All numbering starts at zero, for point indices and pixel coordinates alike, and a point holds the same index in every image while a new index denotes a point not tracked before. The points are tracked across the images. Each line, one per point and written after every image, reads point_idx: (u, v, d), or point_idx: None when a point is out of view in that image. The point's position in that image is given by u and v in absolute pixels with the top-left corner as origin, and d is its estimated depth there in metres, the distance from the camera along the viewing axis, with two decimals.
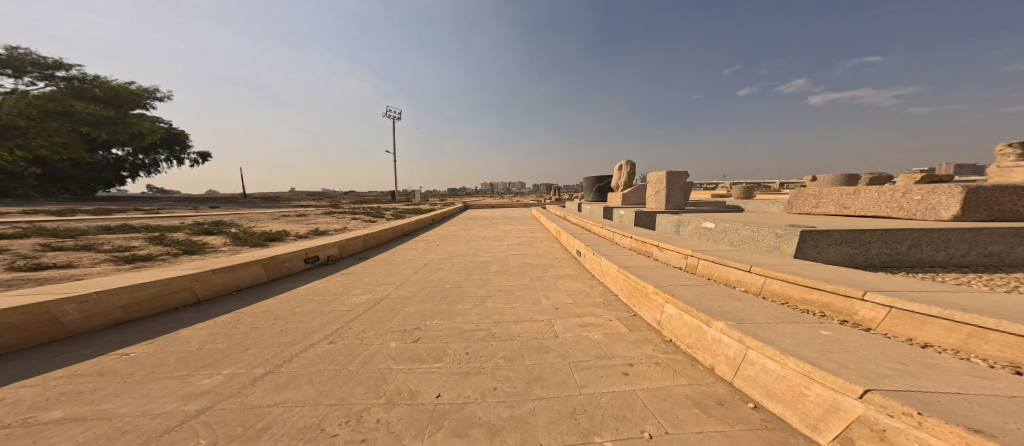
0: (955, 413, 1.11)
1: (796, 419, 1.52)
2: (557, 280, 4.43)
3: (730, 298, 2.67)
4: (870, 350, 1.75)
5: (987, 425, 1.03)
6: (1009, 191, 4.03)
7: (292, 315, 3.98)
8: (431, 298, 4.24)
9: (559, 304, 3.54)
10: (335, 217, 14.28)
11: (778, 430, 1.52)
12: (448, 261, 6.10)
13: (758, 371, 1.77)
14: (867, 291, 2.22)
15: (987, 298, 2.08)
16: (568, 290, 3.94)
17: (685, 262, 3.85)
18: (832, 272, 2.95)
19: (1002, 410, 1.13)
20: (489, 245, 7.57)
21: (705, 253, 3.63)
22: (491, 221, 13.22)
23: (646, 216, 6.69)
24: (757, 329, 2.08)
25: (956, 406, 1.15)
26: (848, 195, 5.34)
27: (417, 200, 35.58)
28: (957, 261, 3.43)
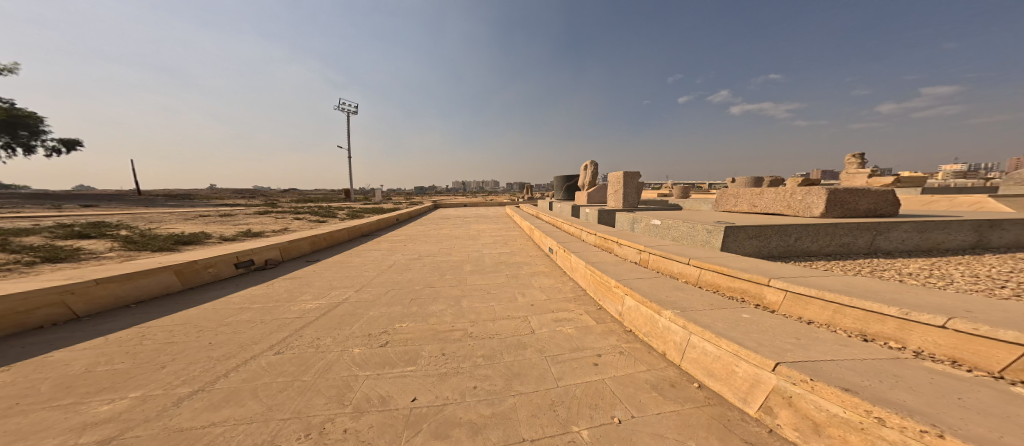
0: (832, 377, 1.52)
1: (729, 393, 1.90)
2: (531, 277, 4.62)
3: (676, 289, 3.12)
4: (777, 328, 2.26)
5: (850, 384, 1.44)
6: (853, 193, 5.38)
7: (220, 326, 3.42)
8: (399, 301, 4.03)
9: (533, 300, 3.73)
10: (276, 217, 12.62)
11: (718, 404, 1.88)
12: (416, 262, 5.80)
13: (699, 353, 2.15)
14: (771, 278, 2.83)
15: (845, 281, 2.82)
16: (542, 287, 4.16)
17: (638, 257, 4.33)
18: (747, 262, 3.65)
19: (858, 370, 1.59)
20: (459, 244, 7.39)
21: (654, 248, 4.13)
22: (459, 220, 12.99)
23: (608, 215, 7.27)
24: (697, 315, 2.50)
25: (833, 372, 1.58)
26: (756, 195, 6.54)
27: (378, 198, 32.54)
28: (824, 250, 4.52)
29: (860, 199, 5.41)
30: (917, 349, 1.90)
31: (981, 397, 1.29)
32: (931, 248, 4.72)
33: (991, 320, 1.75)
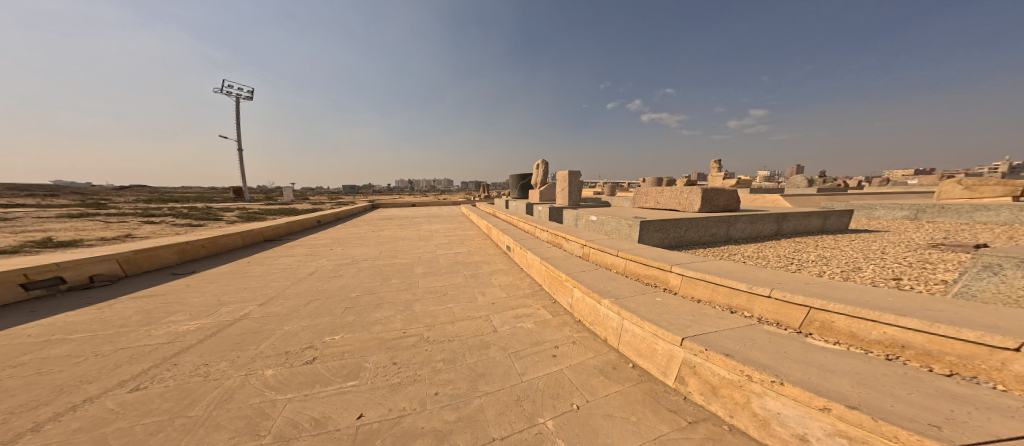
0: (722, 346, 2.08)
1: (654, 369, 2.40)
2: (491, 276, 4.67)
3: (612, 279, 3.65)
4: (682, 308, 2.93)
5: (730, 350, 2.01)
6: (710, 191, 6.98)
7: (8, 369, 2.38)
8: (325, 312, 3.52)
9: (494, 299, 3.84)
10: (137, 223, 9.50)
11: (648, 380, 2.36)
12: (351, 266, 5.16)
13: (630, 336, 2.63)
14: (673, 264, 3.56)
15: (718, 265, 3.79)
16: (501, 285, 4.28)
17: (581, 250, 4.89)
18: (656, 251, 4.53)
19: (735, 337, 2.23)
20: (404, 245, 6.87)
21: (592, 242, 4.71)
22: (404, 220, 11.98)
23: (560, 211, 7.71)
24: (627, 301, 3.00)
25: (724, 341, 2.17)
26: (659, 194, 8.02)
27: (287, 197, 27.55)
28: (701, 239, 5.93)
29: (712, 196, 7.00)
30: (759, 315, 2.75)
31: (794, 349, 2.00)
32: (761, 235, 6.70)
33: (792, 289, 2.63)
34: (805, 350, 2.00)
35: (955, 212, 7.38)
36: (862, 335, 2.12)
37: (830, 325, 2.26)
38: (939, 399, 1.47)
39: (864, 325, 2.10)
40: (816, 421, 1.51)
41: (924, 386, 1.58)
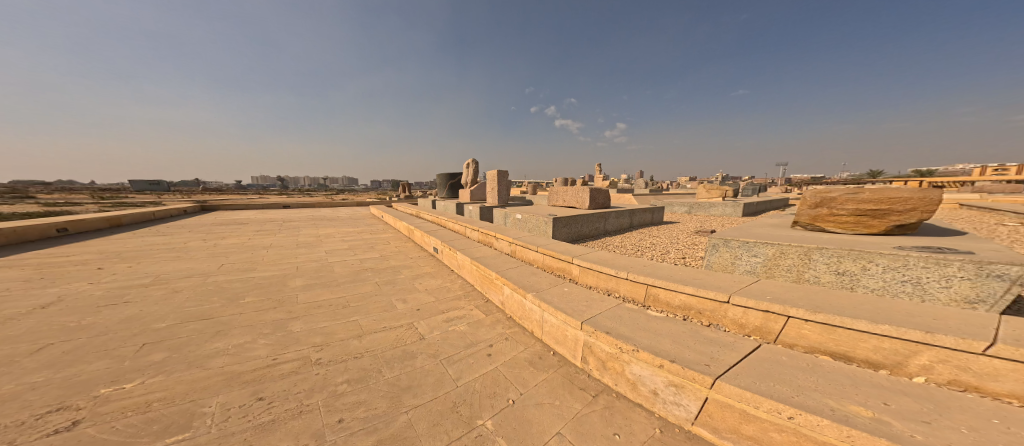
0: (624, 323, 2.53)
1: (569, 354, 2.70)
2: (415, 281, 4.33)
3: (532, 273, 3.93)
4: (585, 294, 3.37)
5: (624, 326, 2.46)
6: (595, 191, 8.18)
7: None
8: (135, 354, 2.47)
9: (419, 305, 3.57)
10: None
11: (568, 364, 2.67)
12: (182, 289, 3.86)
13: (550, 326, 2.90)
14: (572, 257, 4.02)
15: (603, 253, 4.49)
16: (430, 289, 4.04)
17: (507, 248, 5.11)
18: (563, 245, 5.11)
19: (629, 315, 2.74)
20: (295, 255, 5.62)
21: (517, 240, 4.95)
22: (296, 225, 9.84)
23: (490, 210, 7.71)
24: (547, 292, 3.28)
25: (626, 319, 2.65)
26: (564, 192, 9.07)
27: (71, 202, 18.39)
28: (593, 232, 7.01)
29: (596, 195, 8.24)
30: (620, 294, 3.38)
31: (641, 321, 2.59)
32: (633, 223, 8.36)
33: (639, 270, 3.33)
34: (646, 321, 2.61)
35: (703, 207, 10.83)
36: (671, 302, 2.88)
37: (658, 298, 2.98)
38: (706, 343, 2.16)
39: (672, 295, 2.87)
40: (657, 377, 2.04)
41: (698, 335, 2.29)
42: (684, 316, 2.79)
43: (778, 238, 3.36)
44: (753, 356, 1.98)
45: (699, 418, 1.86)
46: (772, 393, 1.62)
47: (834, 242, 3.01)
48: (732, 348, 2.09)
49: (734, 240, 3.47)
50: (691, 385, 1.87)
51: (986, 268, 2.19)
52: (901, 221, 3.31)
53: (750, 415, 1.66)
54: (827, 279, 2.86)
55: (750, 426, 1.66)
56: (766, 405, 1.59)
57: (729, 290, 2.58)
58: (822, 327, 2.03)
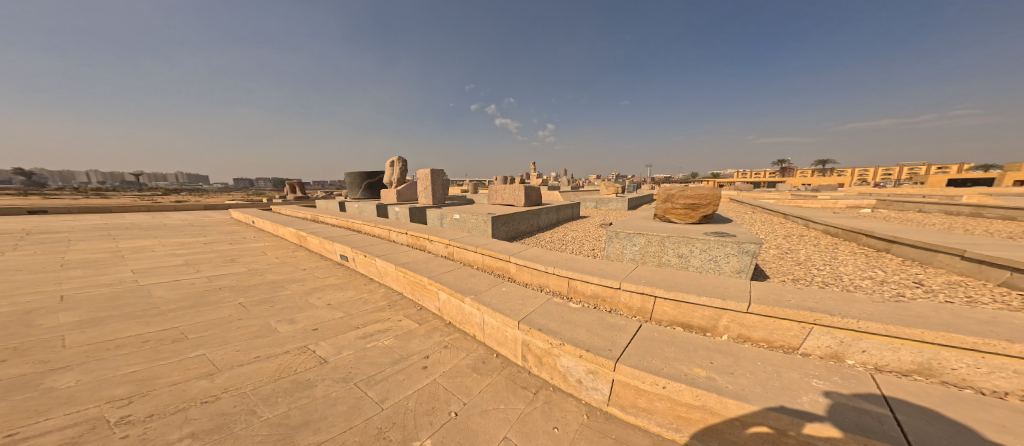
0: (560, 319, 2.61)
1: (512, 355, 2.67)
2: (308, 297, 3.72)
3: (470, 276, 3.80)
4: (520, 291, 3.41)
5: (562, 322, 2.54)
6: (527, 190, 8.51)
7: None
8: None
9: (317, 323, 3.08)
10: None
11: (513, 364, 2.63)
12: None
13: (491, 328, 2.83)
14: (510, 255, 4.07)
15: (539, 250, 4.64)
16: (335, 304, 3.53)
17: (446, 250, 4.88)
18: (501, 244, 5.11)
19: (566, 310, 2.83)
20: (114, 279, 4.11)
21: (455, 242, 4.76)
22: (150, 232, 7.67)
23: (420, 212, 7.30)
24: (486, 295, 3.21)
25: (561, 313, 2.73)
26: (501, 191, 9.14)
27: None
28: (529, 228, 7.31)
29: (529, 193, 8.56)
30: (549, 288, 3.52)
31: (564, 314, 2.71)
32: (560, 219, 8.96)
33: (562, 264, 3.53)
34: (567, 313, 2.74)
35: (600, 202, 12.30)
36: (586, 291, 3.13)
37: (577, 289, 3.19)
38: (609, 329, 2.38)
39: (586, 286, 3.12)
40: (580, 367, 2.14)
41: (604, 323, 2.49)
42: (596, 304, 3.06)
43: (646, 227, 3.77)
44: (665, 335, 2.24)
45: (612, 400, 2.00)
46: (656, 369, 1.84)
47: (671, 230, 3.58)
48: (628, 331, 2.34)
49: (618, 230, 3.70)
50: (603, 371, 2.00)
51: (744, 247, 2.96)
52: (709, 213, 4.25)
53: (642, 392, 1.85)
54: (669, 261, 3.39)
55: (648, 401, 1.85)
56: (649, 380, 1.81)
57: (621, 277, 2.94)
58: (671, 302, 2.52)
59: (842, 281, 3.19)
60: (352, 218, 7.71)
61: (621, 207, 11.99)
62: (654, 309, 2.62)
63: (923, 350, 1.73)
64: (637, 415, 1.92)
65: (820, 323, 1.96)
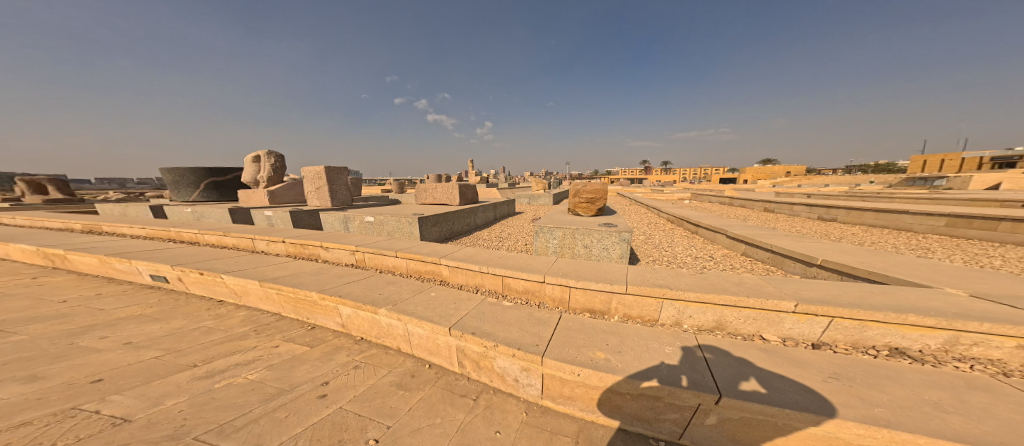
0: (494, 318, 2.51)
1: (448, 363, 2.47)
2: (92, 335, 2.77)
3: (388, 284, 3.44)
4: (449, 295, 3.22)
5: (496, 322, 2.43)
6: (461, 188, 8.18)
7: None
8: None
9: (97, 371, 2.24)
10: None
11: (449, 373, 2.43)
12: None
13: (416, 338, 2.61)
14: (441, 257, 3.90)
15: (471, 250, 4.46)
16: (140, 341, 2.71)
17: (353, 256, 4.48)
18: (428, 247, 4.77)
19: (501, 309, 2.73)
20: None
21: (363, 245, 4.44)
22: None
23: (309, 215, 6.69)
24: (407, 303, 2.87)
25: (494, 312, 2.64)
26: (431, 190, 8.59)
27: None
28: (467, 227, 7.20)
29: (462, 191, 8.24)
30: (486, 288, 3.43)
31: (501, 313, 2.61)
32: (496, 216, 8.97)
33: (496, 263, 3.48)
34: (503, 312, 2.65)
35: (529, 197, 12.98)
36: (518, 288, 3.13)
37: (510, 287, 3.16)
38: (536, 324, 2.37)
39: (518, 282, 3.10)
40: (515, 366, 2.04)
41: (532, 318, 2.48)
42: (527, 300, 3.07)
43: (565, 222, 4.03)
44: (595, 324, 2.28)
45: (546, 394, 1.96)
46: (572, 358, 1.84)
47: (580, 224, 3.90)
48: (554, 324, 2.37)
49: (543, 225, 3.88)
50: (534, 366, 1.95)
51: (623, 236, 3.40)
52: (604, 205, 4.82)
53: (567, 382, 1.84)
54: (579, 252, 3.69)
55: (572, 388, 1.84)
56: (569, 370, 1.80)
57: (545, 271, 3.03)
58: (580, 290, 2.69)
59: (666, 257, 3.93)
60: (178, 226, 6.13)
61: (548, 201, 12.86)
62: (572, 297, 2.75)
63: (720, 311, 2.22)
64: (568, 404, 1.90)
65: (665, 297, 2.33)
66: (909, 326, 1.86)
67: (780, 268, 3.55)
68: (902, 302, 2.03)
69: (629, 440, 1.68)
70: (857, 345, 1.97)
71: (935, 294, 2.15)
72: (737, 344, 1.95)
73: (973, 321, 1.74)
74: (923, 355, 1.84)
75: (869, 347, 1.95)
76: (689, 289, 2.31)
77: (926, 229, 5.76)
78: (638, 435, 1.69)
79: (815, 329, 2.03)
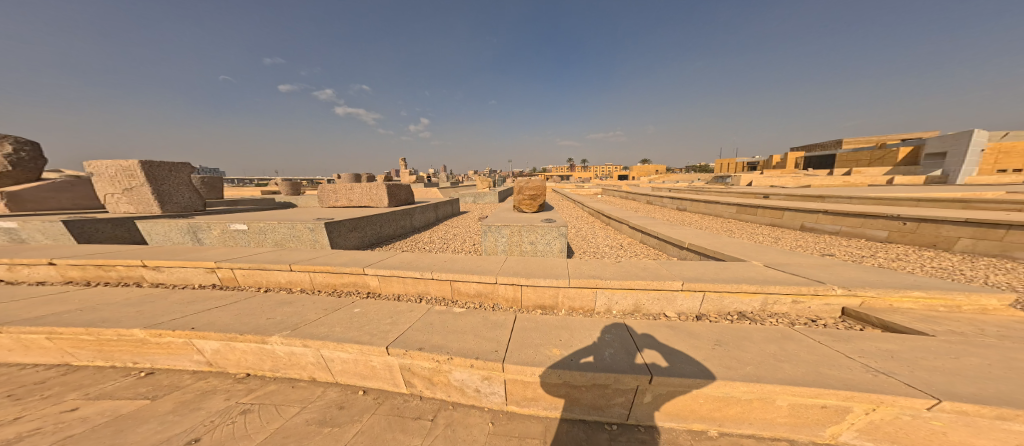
0: (442, 329, 2.36)
1: (386, 384, 2.29)
2: None
3: (281, 306, 3.10)
4: (378, 311, 2.85)
5: (441, 334, 2.28)
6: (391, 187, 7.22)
7: None
8: None
9: None
10: None
11: (390, 397, 2.21)
12: None
13: (338, 362, 2.38)
14: (366, 266, 3.45)
15: (406, 255, 3.99)
16: None
17: (217, 277, 3.88)
18: (346, 255, 4.09)
19: (447, 318, 2.55)
20: None
21: (233, 262, 3.83)
22: None
23: (111, 226, 5.11)
24: (312, 326, 2.63)
25: (437, 322, 2.49)
26: (346, 191, 7.33)
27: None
28: (400, 231, 6.40)
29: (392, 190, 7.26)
30: (433, 295, 3.18)
31: (450, 321, 2.48)
32: (438, 217, 8.31)
33: (442, 267, 3.22)
34: (454, 319, 2.51)
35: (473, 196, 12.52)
36: (470, 291, 2.95)
37: (460, 291, 2.96)
38: (493, 328, 2.28)
39: (469, 285, 2.92)
40: (474, 376, 1.93)
41: (487, 323, 2.38)
42: (480, 303, 2.92)
43: (511, 219, 4.01)
44: (548, 322, 2.29)
45: (509, 399, 1.85)
46: (532, 359, 1.80)
47: (525, 220, 3.93)
48: (510, 325, 2.30)
49: (490, 224, 3.74)
50: (496, 374, 1.85)
51: (561, 230, 3.55)
52: (546, 202, 5.01)
53: (529, 383, 1.77)
54: (527, 249, 3.71)
55: (534, 388, 1.78)
56: (529, 371, 1.74)
57: (496, 272, 2.91)
58: (531, 288, 2.70)
59: (590, 249, 4.36)
60: None
61: (494, 200, 12.73)
62: (524, 296, 2.75)
63: (636, 295, 2.52)
64: (532, 405, 1.81)
65: (597, 286, 2.55)
66: (745, 292, 2.35)
67: (663, 253, 4.33)
68: (737, 274, 2.65)
69: (587, 431, 1.62)
70: (720, 312, 2.43)
71: (747, 266, 2.94)
72: (651, 325, 2.12)
73: (772, 285, 2.29)
74: (755, 314, 2.36)
75: (727, 313, 2.41)
76: (614, 277, 2.57)
77: (728, 214, 8.13)
78: (595, 424, 1.65)
79: (694, 304, 2.46)
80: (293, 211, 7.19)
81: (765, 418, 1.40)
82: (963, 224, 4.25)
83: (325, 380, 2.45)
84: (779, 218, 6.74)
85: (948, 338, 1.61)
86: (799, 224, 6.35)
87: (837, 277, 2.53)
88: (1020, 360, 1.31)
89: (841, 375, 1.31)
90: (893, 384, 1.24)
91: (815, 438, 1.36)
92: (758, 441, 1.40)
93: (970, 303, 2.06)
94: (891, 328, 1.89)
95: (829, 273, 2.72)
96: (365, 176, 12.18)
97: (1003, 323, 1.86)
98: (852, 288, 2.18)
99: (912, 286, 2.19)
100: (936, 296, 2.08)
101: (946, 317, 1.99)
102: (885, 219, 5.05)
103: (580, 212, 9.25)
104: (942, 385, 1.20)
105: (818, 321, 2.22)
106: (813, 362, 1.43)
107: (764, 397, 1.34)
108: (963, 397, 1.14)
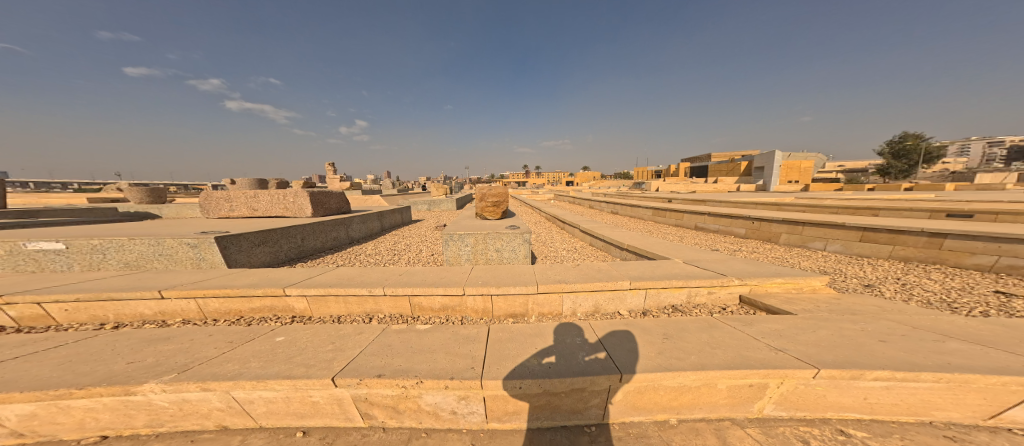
0: (401, 352, 2.13)
1: (332, 420, 1.96)
2: None
3: (151, 344, 2.32)
4: (312, 338, 2.39)
5: (400, 358, 2.05)
6: (318, 194, 6.17)
7: None
8: None
9: None
10: None
11: (340, 435, 1.90)
12: None
13: (261, 404, 1.92)
14: (286, 287, 2.87)
15: (345, 270, 3.48)
16: None
17: (13, 316, 2.74)
18: (255, 275, 3.33)
19: (405, 339, 2.32)
20: None
21: (43, 294, 2.74)
22: None
23: None
24: (217, 363, 2.07)
25: (394, 344, 2.25)
26: (250, 198, 5.94)
27: None
28: (329, 243, 5.52)
29: (320, 197, 6.20)
30: (386, 313, 2.88)
31: (409, 342, 2.27)
32: (383, 226, 7.51)
33: (397, 281, 2.95)
34: (414, 339, 2.32)
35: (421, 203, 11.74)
36: (434, 306, 2.80)
37: (422, 306, 2.77)
38: (465, 343, 2.21)
39: (432, 300, 2.77)
40: (449, 398, 1.84)
41: (456, 338, 2.29)
42: (446, 317, 2.80)
43: (472, 227, 3.93)
44: (516, 332, 2.31)
45: (490, 416, 1.83)
46: (509, 372, 1.82)
47: (489, 228, 3.91)
48: (480, 339, 2.26)
49: (451, 233, 3.65)
50: (473, 392, 1.79)
51: (525, 237, 3.65)
52: (507, 209, 5.05)
53: (509, 397, 1.78)
54: (492, 257, 3.69)
55: (516, 402, 1.79)
56: (509, 385, 1.74)
57: (462, 283, 2.83)
58: (501, 297, 2.72)
59: (549, 254, 4.61)
60: None
61: (449, 206, 12.28)
62: (494, 306, 2.75)
63: (596, 298, 2.78)
64: (514, 419, 1.84)
65: (562, 291, 2.71)
66: (675, 289, 2.83)
67: (608, 254, 4.84)
68: (669, 272, 3.16)
69: (569, 436, 1.74)
70: (660, 306, 2.88)
71: (672, 263, 3.51)
72: (611, 324, 2.34)
73: (696, 280, 2.81)
74: (684, 305, 2.88)
75: (665, 307, 2.87)
76: (575, 281, 2.78)
77: (647, 217, 9.59)
78: (576, 429, 1.78)
79: (640, 301, 2.84)
80: (158, 224, 5.50)
81: (712, 401, 1.74)
82: (784, 223, 5.94)
83: (242, 426, 1.95)
84: (680, 220, 8.26)
85: (808, 317, 2.28)
86: (694, 224, 7.88)
87: (732, 269, 3.24)
88: (848, 333, 1.98)
89: (758, 357, 1.76)
90: (789, 359, 1.73)
91: (748, 414, 1.76)
92: (708, 423, 1.74)
93: (810, 285, 2.91)
94: (772, 310, 2.57)
95: (728, 265, 3.48)
96: (275, 183, 10.17)
97: (827, 300, 2.71)
98: (744, 278, 2.84)
99: (776, 274, 2.95)
100: (791, 281, 2.86)
101: (799, 297, 2.78)
102: (743, 220, 6.70)
103: (534, 217, 9.64)
104: (816, 356, 1.74)
105: (727, 308, 2.84)
106: (738, 348, 1.87)
107: (709, 382, 1.69)
108: (831, 365, 1.67)
